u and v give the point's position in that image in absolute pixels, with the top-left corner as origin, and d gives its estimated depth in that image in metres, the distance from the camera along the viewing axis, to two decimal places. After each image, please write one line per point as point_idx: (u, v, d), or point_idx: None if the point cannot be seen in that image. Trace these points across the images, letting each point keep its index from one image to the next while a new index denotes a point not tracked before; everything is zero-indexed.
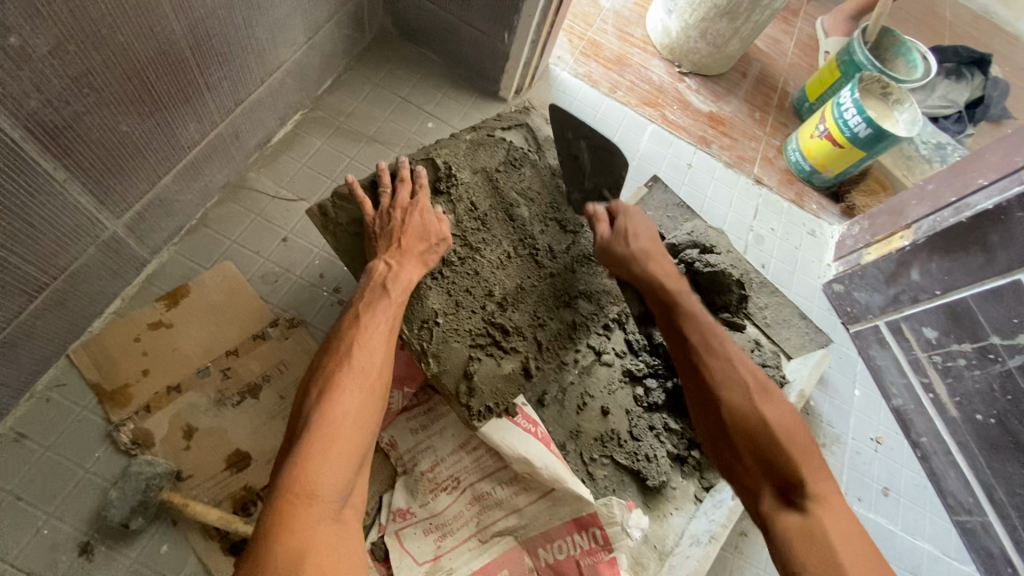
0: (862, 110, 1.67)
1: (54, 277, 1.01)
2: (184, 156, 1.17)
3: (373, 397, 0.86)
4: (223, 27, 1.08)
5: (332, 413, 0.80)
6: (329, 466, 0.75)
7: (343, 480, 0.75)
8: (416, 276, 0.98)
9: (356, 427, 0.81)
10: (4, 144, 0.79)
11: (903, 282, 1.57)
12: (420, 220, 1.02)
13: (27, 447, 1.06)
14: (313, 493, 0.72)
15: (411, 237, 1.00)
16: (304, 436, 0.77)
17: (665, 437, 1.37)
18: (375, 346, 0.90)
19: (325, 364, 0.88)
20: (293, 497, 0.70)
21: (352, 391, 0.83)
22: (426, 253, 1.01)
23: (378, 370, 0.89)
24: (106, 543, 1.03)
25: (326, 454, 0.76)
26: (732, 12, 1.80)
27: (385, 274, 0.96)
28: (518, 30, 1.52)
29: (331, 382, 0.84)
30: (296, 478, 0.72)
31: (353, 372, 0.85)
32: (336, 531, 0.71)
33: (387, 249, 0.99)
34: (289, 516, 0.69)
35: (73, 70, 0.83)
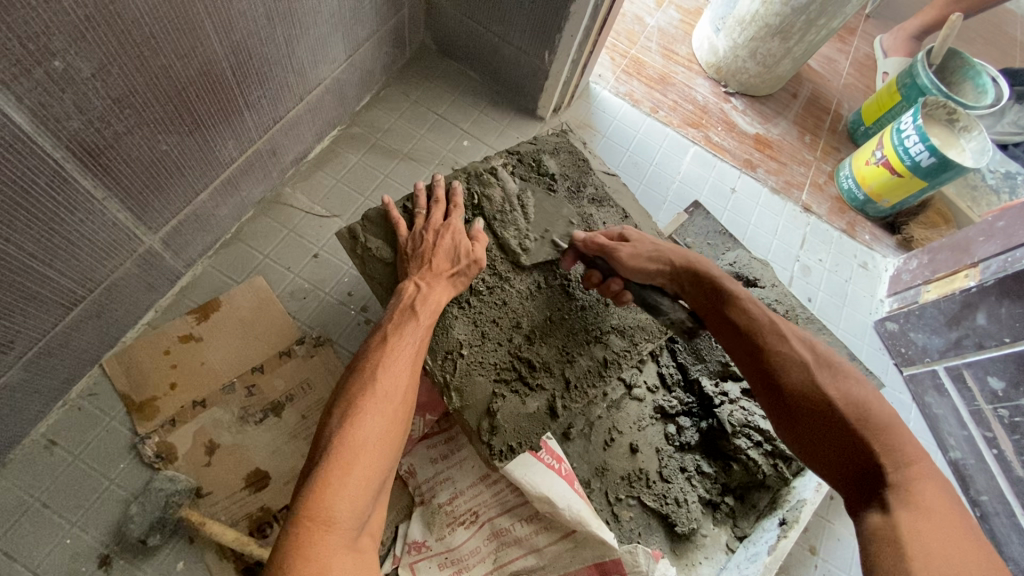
0: (926, 138, 1.56)
1: (91, 290, 1.03)
2: (221, 172, 1.18)
3: (394, 424, 0.81)
4: (264, 47, 1.09)
5: (352, 438, 0.76)
6: (345, 493, 0.70)
7: (361, 510, 0.71)
8: (445, 298, 0.96)
9: (377, 453, 0.77)
10: (46, 163, 0.81)
11: (967, 325, 1.44)
12: (453, 240, 1.01)
13: (57, 455, 1.08)
14: (328, 521, 0.67)
15: (445, 259, 0.99)
16: (321, 461, 0.73)
17: (696, 481, 1.30)
18: (399, 370, 0.86)
19: (346, 388, 0.84)
20: (308, 525, 0.66)
21: (373, 416, 0.79)
22: (458, 275, 0.99)
23: (402, 396, 0.84)
24: (124, 557, 1.03)
25: (344, 479, 0.71)
26: (785, 32, 1.72)
27: (414, 296, 0.94)
28: (559, 48, 1.48)
29: (351, 406, 0.80)
30: (312, 505, 0.68)
31: (376, 396, 0.81)
32: (352, 563, 0.65)
33: (419, 270, 0.97)
34: (304, 546, 0.64)
35: (115, 92, 0.84)
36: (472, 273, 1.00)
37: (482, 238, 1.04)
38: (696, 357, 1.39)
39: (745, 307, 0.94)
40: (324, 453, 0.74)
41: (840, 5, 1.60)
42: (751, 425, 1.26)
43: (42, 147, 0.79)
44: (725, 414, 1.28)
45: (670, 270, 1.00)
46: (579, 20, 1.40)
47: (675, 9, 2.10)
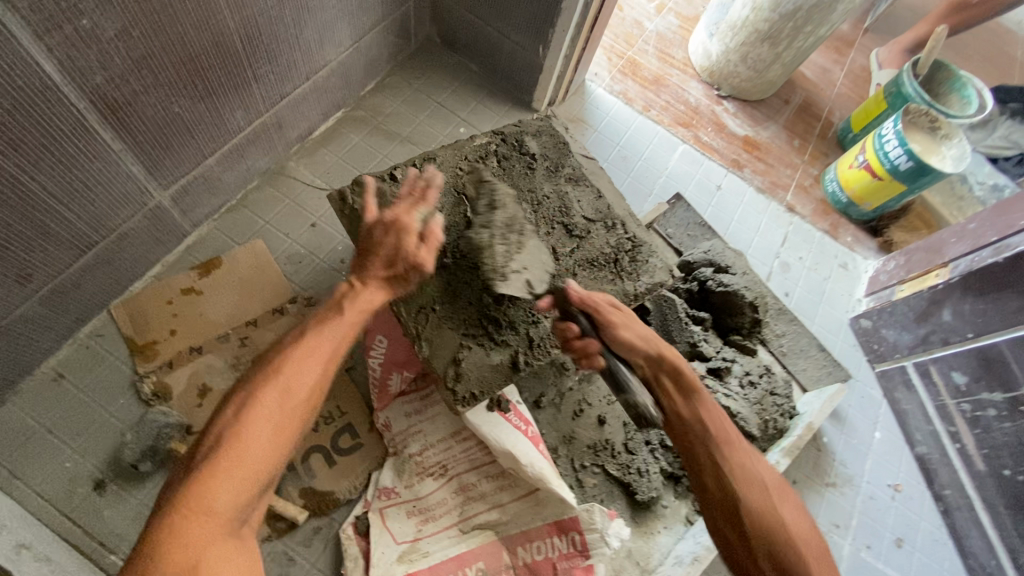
0: (905, 142, 1.61)
1: (104, 237, 1.13)
2: (230, 139, 1.29)
3: (298, 413, 0.77)
4: (273, 25, 1.19)
5: (245, 426, 0.72)
6: (229, 485, 0.68)
7: (247, 502, 0.69)
8: (377, 300, 0.92)
9: (274, 444, 0.73)
10: (69, 112, 0.91)
11: (933, 322, 1.50)
12: (399, 245, 0.95)
13: (64, 387, 1.18)
14: (209, 511, 0.65)
15: (386, 265, 0.95)
16: (210, 448, 0.70)
17: (660, 454, 1.35)
18: (310, 359, 0.81)
19: (252, 371, 0.79)
20: (184, 514, 0.64)
21: (273, 405, 0.75)
22: (395, 279, 0.95)
23: (311, 385, 0.80)
24: (118, 483, 1.12)
25: (231, 469, 0.68)
26: (774, 37, 1.79)
27: (344, 294, 0.90)
28: (552, 43, 1.57)
29: (252, 391, 0.76)
30: (195, 492, 0.66)
31: (284, 383, 0.77)
32: (229, 557, 0.65)
33: (359, 271, 0.95)
34: (178, 535, 0.63)
35: (135, 53, 0.95)
36: (412, 279, 0.96)
37: (433, 238, 0.98)
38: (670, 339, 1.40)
39: (713, 409, 0.93)
40: (213, 439, 0.71)
41: (826, 13, 1.67)
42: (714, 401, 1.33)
43: (67, 96, 0.89)
44: None
45: (654, 356, 0.97)
46: (570, 16, 1.49)
47: (675, 16, 2.18)
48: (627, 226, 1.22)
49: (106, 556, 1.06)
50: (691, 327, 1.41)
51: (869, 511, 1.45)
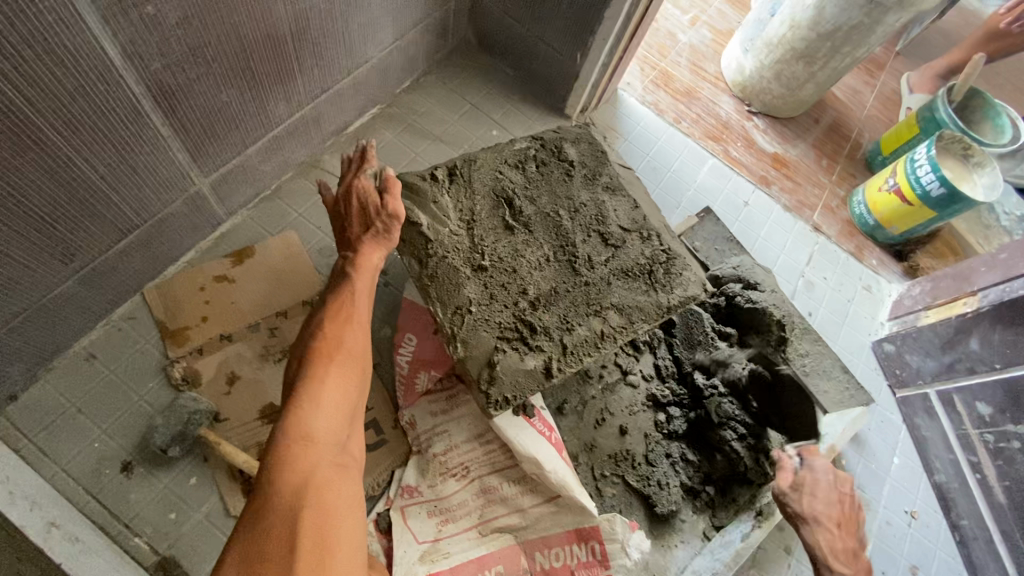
0: (937, 168, 1.61)
1: (145, 221, 1.14)
2: (271, 130, 1.29)
3: (357, 362, 0.93)
4: (322, 20, 1.20)
5: (318, 376, 0.87)
6: (321, 418, 0.82)
7: (338, 430, 0.83)
8: (374, 257, 1.04)
9: (346, 387, 0.88)
10: (126, 96, 0.92)
11: (960, 349, 1.48)
12: (365, 202, 1.06)
13: (95, 367, 1.18)
14: (309, 437, 0.79)
15: (365, 226, 1.06)
16: (293, 397, 0.84)
17: (680, 467, 1.35)
18: (352, 320, 0.97)
19: (303, 342, 0.95)
20: (290, 442, 0.78)
21: (336, 359, 0.90)
22: (377, 234, 1.05)
23: (358, 339, 0.96)
24: (144, 466, 1.13)
25: (316, 407, 0.83)
26: (810, 56, 1.79)
27: (344, 264, 1.04)
28: (591, 51, 1.58)
29: (313, 353, 0.91)
30: (291, 427, 0.80)
31: (337, 343, 0.93)
32: (335, 471, 0.79)
33: (347, 242, 1.07)
34: (290, 459, 0.76)
35: (193, 41, 0.96)
36: (391, 228, 1.05)
37: (394, 184, 1.06)
38: (692, 352, 1.44)
39: None
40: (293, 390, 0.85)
41: (866, 34, 1.66)
42: (738, 418, 1.32)
43: (126, 81, 0.90)
44: (712, 405, 1.33)
45: None
46: (612, 25, 1.49)
47: (708, 28, 2.18)
48: (662, 238, 1.21)
49: (130, 538, 1.07)
50: (718, 342, 1.44)
51: (884, 536, 1.45)
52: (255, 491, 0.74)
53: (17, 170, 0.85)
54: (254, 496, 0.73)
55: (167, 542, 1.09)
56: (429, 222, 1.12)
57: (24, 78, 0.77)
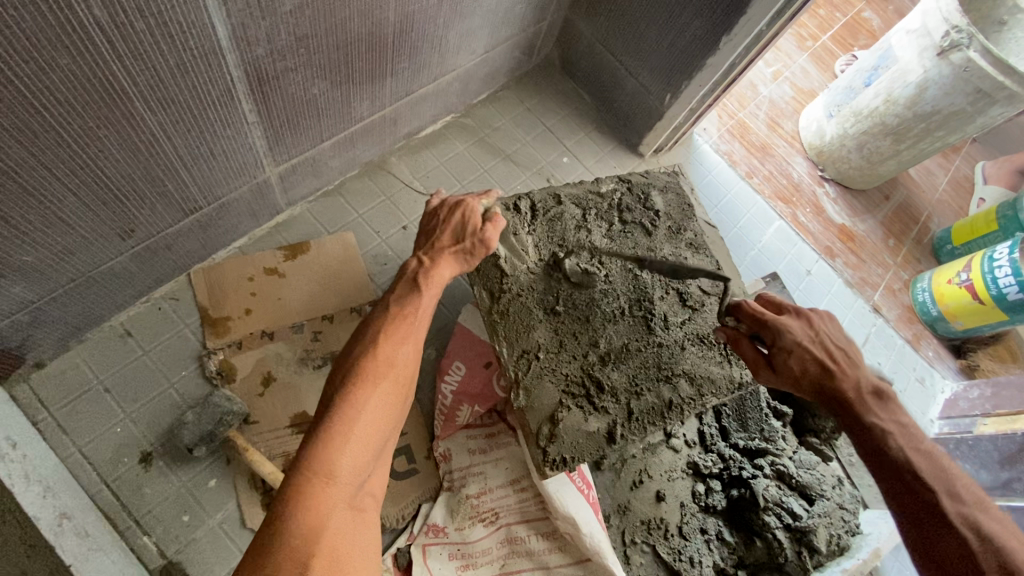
0: (1019, 273, 1.52)
1: (208, 203, 1.08)
2: (349, 128, 1.24)
3: (401, 390, 0.82)
4: (425, 24, 1.14)
5: (356, 399, 0.76)
6: (346, 455, 0.72)
7: (363, 470, 0.73)
8: (449, 275, 0.95)
9: (380, 419, 0.77)
10: (223, 78, 0.86)
11: (1021, 468, 1.34)
12: (466, 219, 1.00)
13: (129, 345, 1.12)
14: (329, 475, 0.70)
15: (454, 240, 0.99)
16: (327, 419, 0.75)
17: (714, 546, 1.27)
18: (405, 338, 0.86)
19: (352, 350, 0.84)
20: (309, 479, 0.68)
21: (380, 384, 0.79)
22: (462, 253, 0.98)
23: (408, 363, 0.84)
24: (165, 459, 1.06)
25: (347, 437, 0.73)
26: (899, 134, 1.72)
27: (417, 272, 0.94)
28: (682, 95, 1.51)
29: (358, 369, 0.80)
30: (316, 458, 0.70)
31: (379, 362, 0.81)
32: (349, 521, 0.70)
33: (429, 248, 0.98)
34: (305, 498, 0.67)
35: (300, 32, 0.90)
36: (477, 252, 0.97)
37: (501, 219, 1.01)
38: (741, 425, 1.36)
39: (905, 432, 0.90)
40: (328, 410, 0.75)
41: (964, 122, 1.60)
42: (784, 506, 1.24)
43: (226, 63, 0.84)
44: (760, 487, 1.26)
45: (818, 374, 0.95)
46: (711, 73, 1.43)
47: (790, 85, 2.11)
48: None
49: (139, 536, 1.01)
50: (771, 420, 1.36)
51: None
52: (263, 524, 0.66)
53: (99, 140, 0.79)
54: (260, 531, 0.65)
55: (176, 547, 1.02)
56: (507, 255, 1.07)
57: (128, 49, 0.71)
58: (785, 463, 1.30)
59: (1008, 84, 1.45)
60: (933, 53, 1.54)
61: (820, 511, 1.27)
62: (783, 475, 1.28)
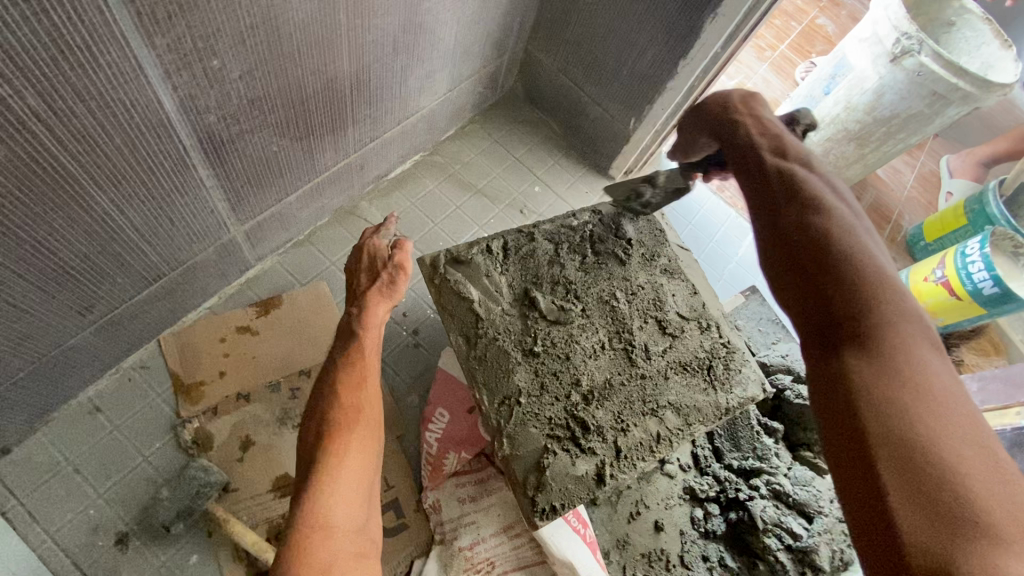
0: (992, 267, 1.56)
1: (173, 269, 1.05)
2: (314, 178, 1.22)
3: (373, 432, 0.82)
4: (382, 72, 1.14)
5: (336, 449, 0.76)
6: (335, 504, 0.71)
7: (358, 516, 0.72)
8: (378, 312, 0.94)
9: (362, 461, 0.77)
10: (175, 148, 0.84)
11: None
12: (373, 257, 1.00)
13: (99, 421, 1.08)
14: (323, 528, 0.68)
15: (372, 279, 0.99)
16: (310, 474, 0.73)
17: (718, 573, 1.24)
18: (365, 384, 0.86)
19: (312, 406, 0.83)
20: (303, 535, 0.67)
21: (355, 431, 0.79)
22: (384, 286, 0.97)
23: (373, 408, 0.85)
24: (142, 539, 1.02)
25: (335, 487, 0.72)
26: (863, 138, 1.75)
27: (349, 322, 0.93)
28: (646, 118, 1.52)
29: (329, 421, 0.79)
30: (309, 513, 0.69)
31: (346, 407, 0.81)
32: (357, 565, 0.68)
33: (352, 299, 0.98)
34: (304, 555, 0.65)
35: (252, 94, 0.89)
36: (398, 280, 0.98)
37: (407, 243, 1.00)
38: (733, 444, 1.35)
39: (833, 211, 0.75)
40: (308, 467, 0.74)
41: (924, 123, 1.63)
42: (783, 526, 1.22)
43: (178, 133, 0.83)
44: (757, 509, 1.24)
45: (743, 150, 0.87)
46: (672, 96, 1.44)
47: None
48: (722, 329, 1.14)
49: None
50: (763, 437, 1.35)
51: None
52: None
53: (47, 225, 0.76)
54: None
55: None
56: (481, 298, 1.05)
57: (70, 132, 0.69)
58: (781, 482, 1.28)
59: (962, 85, 1.48)
60: (886, 60, 1.56)
61: (821, 529, 1.24)
62: (779, 494, 1.27)
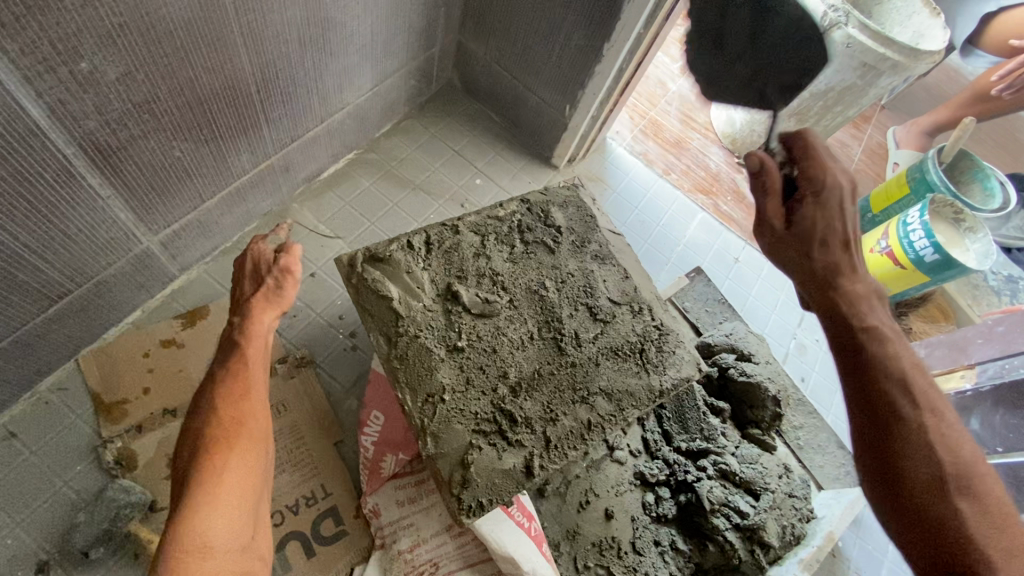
0: (931, 234, 1.57)
1: (79, 285, 1.01)
2: (232, 183, 1.18)
3: (259, 442, 0.79)
4: (292, 69, 1.11)
5: (213, 469, 0.72)
6: (214, 529, 0.67)
7: (241, 534, 0.70)
8: (265, 322, 0.89)
9: (243, 480, 0.74)
10: (55, 157, 0.81)
11: (959, 427, 1.36)
12: (257, 262, 0.94)
13: (14, 447, 1.04)
14: (200, 555, 0.65)
15: (257, 286, 0.93)
16: (182, 499, 0.69)
17: (670, 557, 1.23)
18: (247, 397, 0.82)
19: (190, 422, 0.79)
20: (176, 564, 0.63)
21: (235, 448, 0.76)
22: (269, 292, 0.91)
23: (258, 420, 0.81)
24: (63, 567, 0.98)
25: (214, 506, 0.69)
26: (802, 114, 1.75)
27: (232, 333, 0.88)
28: (580, 103, 1.51)
29: (208, 436, 0.76)
30: (184, 535, 0.65)
31: (225, 426, 0.77)
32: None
33: (235, 308, 0.92)
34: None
35: (137, 97, 0.85)
36: (284, 286, 0.92)
37: (295, 247, 0.94)
38: (682, 426, 1.34)
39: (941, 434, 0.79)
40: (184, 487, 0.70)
41: (859, 95, 1.64)
42: (730, 505, 1.22)
43: (54, 142, 0.79)
44: (704, 489, 1.23)
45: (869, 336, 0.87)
46: (602, 79, 1.43)
47: None
48: (654, 311, 1.12)
49: None
50: (709, 418, 1.33)
51: None
52: None
53: None
54: None
55: None
56: (401, 295, 1.02)
57: None
58: (728, 461, 1.28)
59: (891, 55, 1.48)
60: None
61: (767, 505, 1.25)
62: (726, 473, 1.27)
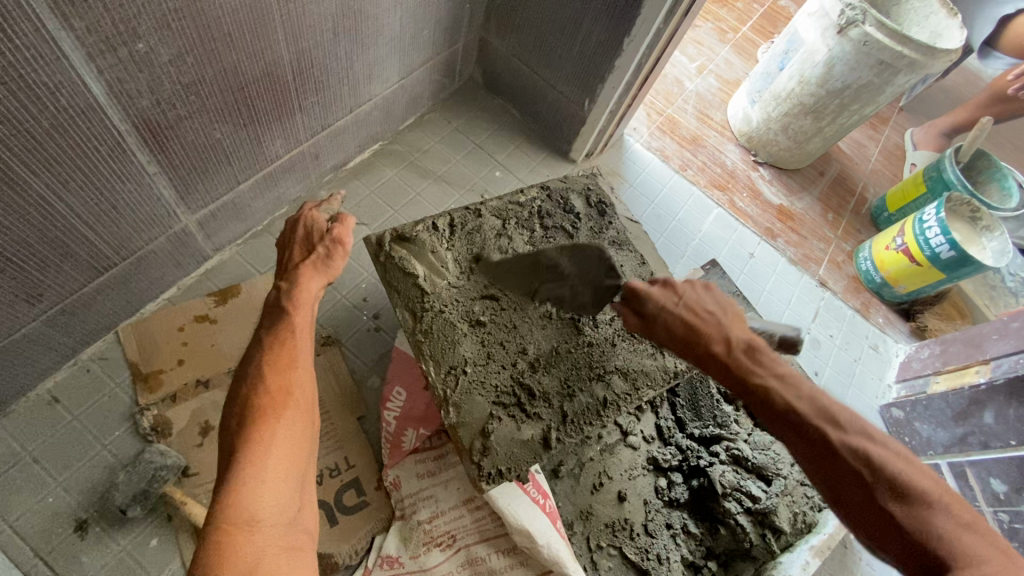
0: (947, 231, 1.57)
1: (123, 258, 1.07)
2: (265, 167, 1.24)
3: (303, 417, 0.82)
4: (325, 59, 1.16)
5: (264, 439, 0.75)
6: (265, 499, 0.71)
7: (286, 509, 0.72)
8: (314, 285, 0.96)
9: (290, 452, 0.77)
10: (109, 133, 0.87)
11: (973, 421, 1.36)
12: (311, 229, 1.03)
13: (58, 412, 1.10)
14: (251, 522, 0.68)
15: (306, 253, 1.01)
16: (236, 464, 0.72)
17: (681, 539, 1.25)
18: (294, 367, 0.85)
19: (237, 393, 0.81)
20: (230, 531, 0.66)
21: (283, 418, 0.79)
22: (319, 260, 0.99)
23: (303, 391, 0.85)
24: (101, 525, 1.03)
25: (260, 479, 0.72)
26: (818, 112, 1.78)
27: (279, 295, 0.94)
28: (599, 98, 1.55)
29: (254, 410, 0.78)
30: (230, 508, 0.68)
31: (274, 397, 0.80)
32: (284, 559, 0.69)
33: (285, 272, 0.99)
34: (227, 555, 0.65)
35: (186, 78, 0.91)
36: (334, 255, 1.00)
37: (348, 219, 1.04)
38: (695, 414, 1.36)
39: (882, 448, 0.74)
40: (232, 459, 0.73)
41: (875, 93, 1.65)
42: (742, 490, 1.24)
43: (110, 118, 0.85)
44: (716, 474, 1.25)
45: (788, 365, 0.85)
46: (622, 74, 1.46)
47: (715, 77, 2.17)
48: None
49: None
50: (723, 406, 1.38)
51: None
52: None
53: None
54: None
55: None
56: (427, 273, 1.07)
57: None
58: (741, 447, 1.30)
59: (907, 53, 1.49)
60: (833, 32, 1.59)
61: (778, 491, 1.26)
62: (739, 459, 1.29)
